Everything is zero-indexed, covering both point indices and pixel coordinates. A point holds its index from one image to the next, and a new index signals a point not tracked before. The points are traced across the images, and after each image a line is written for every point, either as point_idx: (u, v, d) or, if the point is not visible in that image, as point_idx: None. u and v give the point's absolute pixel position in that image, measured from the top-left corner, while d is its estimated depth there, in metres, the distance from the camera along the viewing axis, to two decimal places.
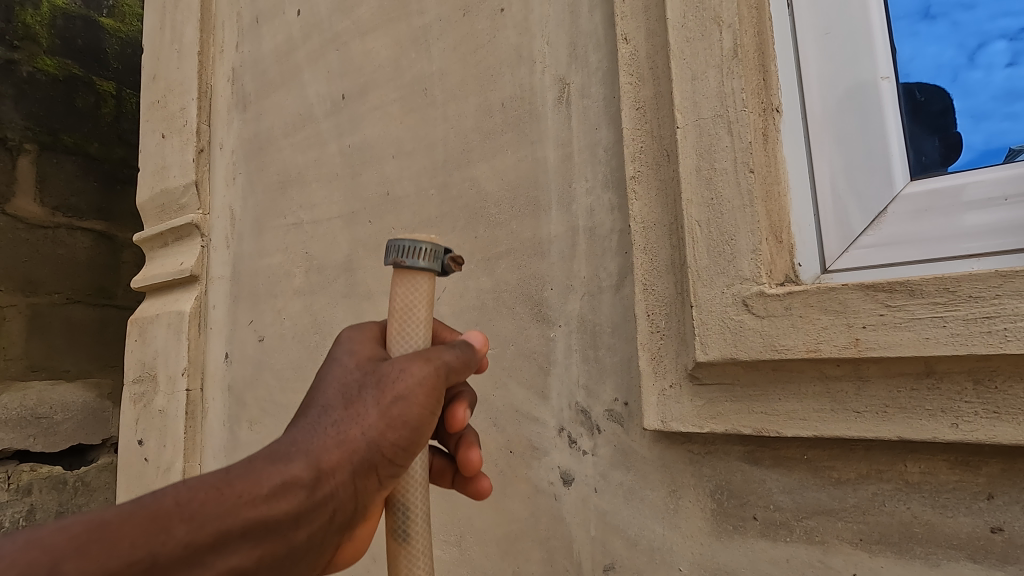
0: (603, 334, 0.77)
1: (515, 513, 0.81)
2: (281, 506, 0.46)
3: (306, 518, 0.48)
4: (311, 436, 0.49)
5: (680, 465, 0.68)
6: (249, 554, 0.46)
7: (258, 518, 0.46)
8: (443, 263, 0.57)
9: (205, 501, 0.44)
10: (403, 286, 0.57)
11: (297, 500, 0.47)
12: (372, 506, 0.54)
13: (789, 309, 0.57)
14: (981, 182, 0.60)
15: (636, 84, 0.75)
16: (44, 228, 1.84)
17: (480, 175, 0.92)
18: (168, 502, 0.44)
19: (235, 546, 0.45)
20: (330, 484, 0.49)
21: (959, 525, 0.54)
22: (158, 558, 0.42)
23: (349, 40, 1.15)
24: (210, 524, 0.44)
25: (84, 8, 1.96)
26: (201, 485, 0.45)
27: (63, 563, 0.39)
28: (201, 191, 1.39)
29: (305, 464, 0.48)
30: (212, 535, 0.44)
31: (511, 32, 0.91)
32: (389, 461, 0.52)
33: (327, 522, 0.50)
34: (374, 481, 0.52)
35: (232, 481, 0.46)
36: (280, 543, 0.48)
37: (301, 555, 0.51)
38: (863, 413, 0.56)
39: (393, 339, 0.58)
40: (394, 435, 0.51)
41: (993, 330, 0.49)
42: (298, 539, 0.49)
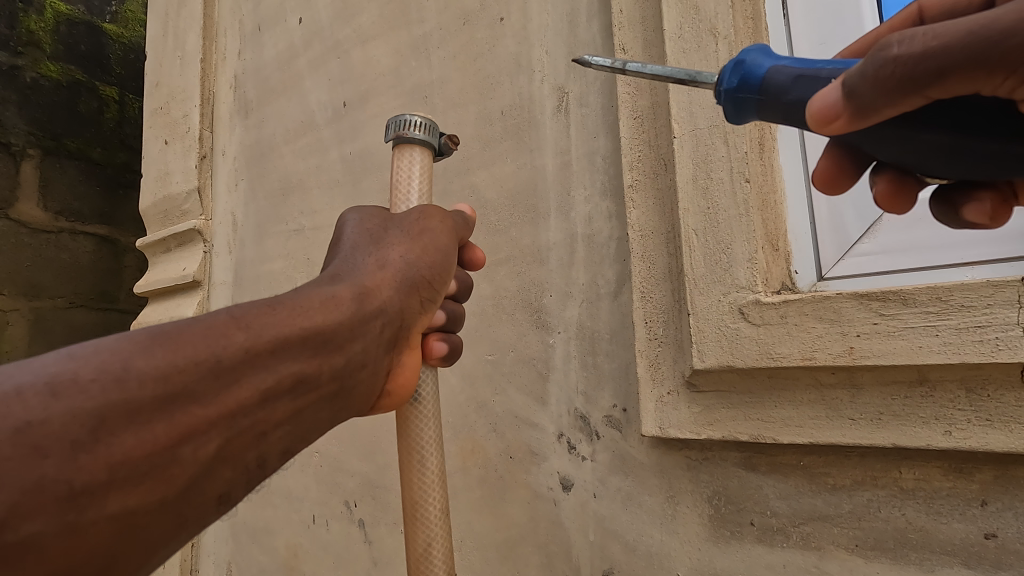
0: (602, 341, 0.78)
1: (515, 519, 0.81)
2: (337, 325, 0.47)
3: (352, 359, 0.48)
4: (355, 276, 0.51)
5: (677, 471, 0.69)
6: (304, 390, 0.45)
7: (316, 336, 0.45)
8: (439, 142, 0.62)
9: (262, 316, 0.44)
10: (403, 160, 0.60)
11: (349, 321, 0.48)
12: (406, 364, 0.56)
13: (785, 317, 0.58)
14: None
15: (634, 94, 0.76)
16: (48, 233, 1.86)
17: (480, 182, 0.93)
18: (222, 319, 0.43)
19: (291, 383, 0.44)
20: (378, 316, 0.50)
21: (953, 531, 0.54)
22: (222, 362, 0.40)
23: (350, 48, 1.16)
24: (269, 335, 0.43)
25: (87, 14, 1.98)
26: (253, 306, 0.45)
27: (130, 363, 0.37)
28: (203, 197, 1.40)
29: (349, 289, 0.49)
30: (272, 347, 0.43)
31: (511, 41, 0.92)
32: (422, 300, 0.55)
33: (370, 367, 0.51)
34: (410, 325, 0.54)
35: (286, 303, 0.46)
36: (332, 372, 0.47)
37: (341, 412, 0.50)
38: (858, 420, 0.56)
39: (397, 198, 0.60)
40: (425, 279, 0.55)
41: (985, 339, 0.49)
42: (344, 385, 0.48)
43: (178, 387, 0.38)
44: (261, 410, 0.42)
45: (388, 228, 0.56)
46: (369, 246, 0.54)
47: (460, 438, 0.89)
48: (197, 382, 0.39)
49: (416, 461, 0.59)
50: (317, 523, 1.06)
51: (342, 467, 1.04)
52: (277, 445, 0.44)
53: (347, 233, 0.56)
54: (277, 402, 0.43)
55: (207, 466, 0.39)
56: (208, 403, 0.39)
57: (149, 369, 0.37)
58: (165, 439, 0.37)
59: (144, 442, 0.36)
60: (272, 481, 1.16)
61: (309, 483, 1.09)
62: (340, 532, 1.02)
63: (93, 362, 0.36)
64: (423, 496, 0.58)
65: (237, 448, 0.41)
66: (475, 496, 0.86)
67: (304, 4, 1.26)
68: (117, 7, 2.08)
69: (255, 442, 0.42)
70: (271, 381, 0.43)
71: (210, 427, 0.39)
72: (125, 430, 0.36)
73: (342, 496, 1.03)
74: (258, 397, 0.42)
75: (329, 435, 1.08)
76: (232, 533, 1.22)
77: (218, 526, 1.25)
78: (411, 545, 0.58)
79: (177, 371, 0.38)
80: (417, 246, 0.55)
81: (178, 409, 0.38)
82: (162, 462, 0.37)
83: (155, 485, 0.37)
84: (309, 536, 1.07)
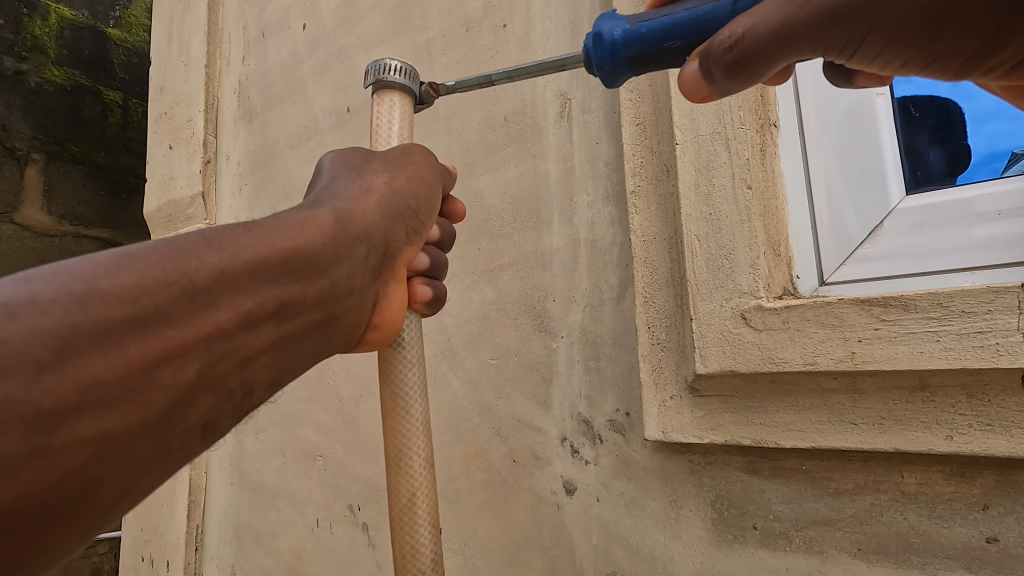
0: (605, 345, 0.78)
1: (518, 522, 0.82)
2: (319, 249, 0.46)
3: (337, 284, 0.47)
4: (334, 202, 0.50)
5: (680, 476, 0.69)
6: (288, 316, 0.44)
7: (297, 260, 0.44)
8: (419, 90, 0.63)
9: (237, 238, 0.42)
10: (382, 105, 0.60)
11: (331, 246, 0.47)
12: (394, 297, 0.55)
13: (787, 323, 0.59)
14: (977, 196, 0.61)
15: (636, 100, 0.76)
16: (51, 237, 1.87)
17: (483, 188, 0.93)
18: (193, 241, 0.41)
19: (275, 307, 0.43)
20: (362, 242, 0.49)
21: (955, 535, 0.55)
22: (196, 284, 0.39)
23: (353, 54, 1.17)
24: (246, 258, 0.42)
25: (91, 19, 2.00)
26: (227, 229, 0.43)
27: (94, 284, 0.35)
28: (207, 202, 1.41)
29: (331, 214, 0.48)
30: (250, 270, 0.42)
31: (513, 48, 0.93)
32: (407, 229, 0.55)
33: (357, 295, 0.50)
34: (395, 253, 0.54)
35: (263, 226, 0.45)
36: (317, 297, 0.46)
37: (326, 345, 0.49)
38: (860, 425, 0.57)
39: (377, 138, 0.60)
40: (410, 209, 0.55)
41: (986, 345, 0.50)
42: (330, 312, 0.47)
43: (148, 308, 0.36)
44: (242, 336, 0.41)
45: (370, 161, 0.55)
46: (352, 175, 0.54)
47: (463, 442, 0.89)
48: (169, 304, 0.37)
49: (400, 410, 0.57)
50: (321, 527, 1.07)
51: (345, 470, 1.05)
52: (262, 372, 0.43)
53: (330, 167, 0.55)
54: (259, 326, 0.42)
55: (187, 391, 0.38)
56: (183, 326, 0.38)
57: (116, 289, 0.36)
58: (138, 362, 0.36)
59: (115, 364, 0.35)
60: (276, 484, 1.17)
61: (313, 487, 1.10)
62: (343, 536, 1.03)
63: (53, 284, 0.34)
64: (407, 446, 0.56)
65: (219, 373, 0.40)
66: (478, 499, 0.86)
67: (308, 11, 1.27)
68: (121, 12, 2.09)
69: (237, 368, 0.41)
70: (251, 304, 0.41)
71: (188, 352, 0.38)
72: (94, 352, 0.34)
73: (346, 499, 1.04)
74: (238, 320, 0.40)
75: (332, 438, 1.08)
76: (236, 536, 1.23)
77: (222, 529, 1.26)
78: (393, 496, 0.56)
79: (146, 292, 0.37)
80: (400, 177, 0.55)
81: (151, 331, 0.36)
82: (138, 386, 0.35)
83: (131, 409, 0.35)
84: (313, 539, 1.07)
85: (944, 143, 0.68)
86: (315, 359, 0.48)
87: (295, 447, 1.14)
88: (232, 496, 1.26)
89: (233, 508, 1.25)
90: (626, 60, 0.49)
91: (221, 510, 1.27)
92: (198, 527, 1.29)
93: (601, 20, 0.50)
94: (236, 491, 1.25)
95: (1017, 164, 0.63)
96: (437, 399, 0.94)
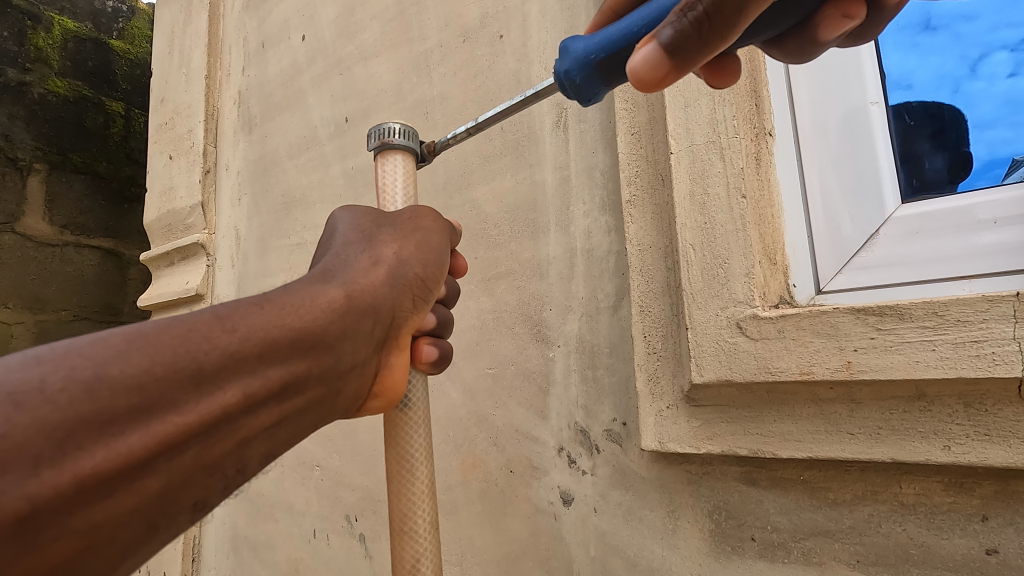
0: (602, 354, 0.78)
1: (515, 533, 0.81)
2: (326, 326, 0.45)
3: (341, 361, 0.47)
4: (347, 275, 0.49)
5: (677, 486, 0.69)
6: (290, 395, 0.43)
7: (303, 339, 0.43)
8: (419, 149, 0.63)
9: (249, 316, 0.42)
10: (386, 165, 0.60)
11: (339, 323, 0.45)
12: (396, 365, 0.54)
13: (782, 332, 0.59)
14: (979, 203, 0.61)
15: (631, 110, 0.77)
16: (53, 246, 1.85)
17: (480, 197, 0.94)
18: (207, 318, 0.41)
19: (278, 387, 0.42)
20: (369, 317, 0.48)
21: (955, 547, 0.54)
22: (203, 368, 0.38)
23: (352, 64, 1.17)
24: (256, 340, 0.41)
25: (94, 30, 2.02)
26: (240, 305, 0.43)
27: (103, 370, 0.35)
28: (207, 212, 1.42)
29: (340, 290, 0.47)
30: (259, 351, 0.41)
31: (510, 58, 0.93)
32: (414, 298, 0.53)
33: (360, 368, 0.49)
34: (401, 326, 0.52)
35: (275, 302, 0.44)
36: (321, 374, 0.45)
37: (324, 419, 0.48)
38: (857, 435, 0.56)
39: (384, 199, 0.60)
40: (418, 278, 0.53)
41: (981, 354, 0.49)
42: (331, 388, 0.47)
43: (154, 396, 0.36)
44: (243, 418, 0.41)
45: (381, 227, 0.54)
46: (363, 243, 0.52)
47: (461, 452, 0.89)
48: (175, 390, 0.37)
49: (405, 475, 0.56)
50: (318, 538, 1.06)
51: (342, 480, 1.05)
52: (259, 450, 0.43)
53: (343, 234, 0.53)
54: (260, 409, 0.41)
55: (183, 477, 0.38)
56: (186, 411, 0.37)
57: (124, 376, 0.35)
58: (139, 449, 0.35)
59: (115, 454, 0.34)
60: (274, 494, 1.16)
61: (310, 497, 1.09)
62: (340, 547, 1.02)
63: (62, 368, 0.34)
64: (411, 510, 0.56)
65: (216, 455, 0.39)
66: (475, 510, 0.86)
67: (308, 22, 1.28)
68: (123, 24, 2.12)
69: (234, 448, 0.41)
70: (257, 386, 0.41)
71: (189, 438, 0.37)
72: (95, 443, 0.34)
73: (343, 509, 1.03)
74: (241, 403, 0.40)
75: (330, 448, 1.08)
76: (233, 547, 1.22)
77: (220, 540, 1.25)
78: (398, 563, 0.56)
79: (154, 379, 0.36)
80: (410, 245, 0.53)
81: (154, 420, 0.36)
82: (137, 473, 0.35)
83: (127, 497, 0.35)
84: (311, 550, 1.07)
85: (946, 148, 0.67)
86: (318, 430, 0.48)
87: (292, 457, 1.14)
88: (230, 506, 1.25)
89: (230, 518, 1.24)
90: (596, 71, 0.48)
91: (219, 521, 1.27)
92: (196, 538, 1.28)
93: (563, 44, 0.50)
94: (234, 501, 1.24)
95: (1018, 171, 0.62)
96: (434, 409, 0.94)
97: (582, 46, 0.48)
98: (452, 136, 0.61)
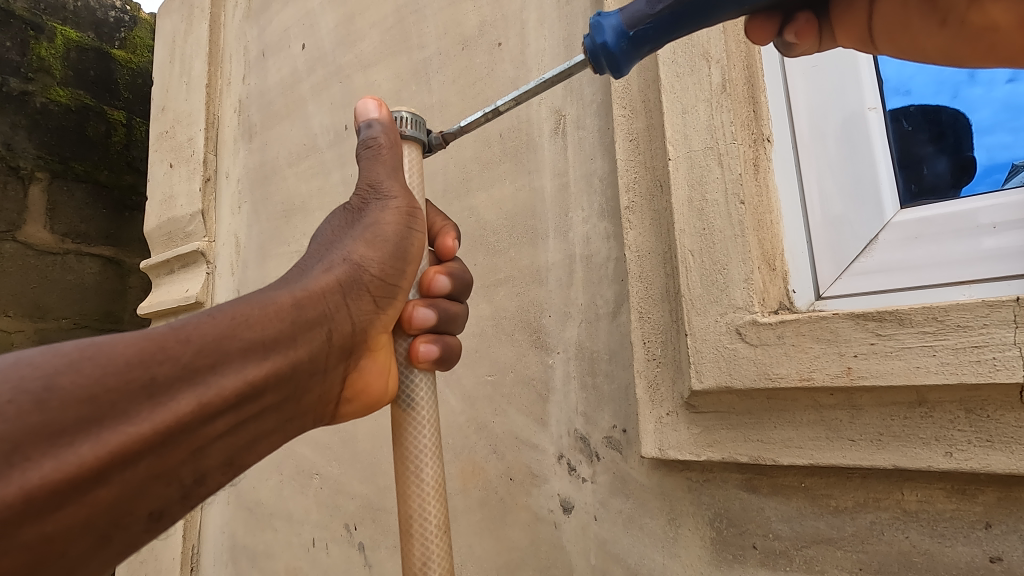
0: (601, 361, 0.78)
1: (515, 542, 0.80)
2: (278, 334, 0.46)
3: (298, 367, 0.48)
4: (300, 282, 0.50)
5: (677, 494, 0.68)
6: (248, 403, 0.44)
7: (255, 347, 0.44)
8: (428, 138, 0.61)
9: (200, 328, 0.43)
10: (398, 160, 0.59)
11: (290, 331, 0.47)
12: (369, 369, 0.56)
13: (782, 338, 0.58)
14: (983, 207, 0.60)
15: (629, 117, 0.77)
16: (54, 254, 1.85)
17: (479, 205, 0.94)
18: (160, 331, 0.42)
19: (234, 397, 0.43)
20: (322, 323, 0.49)
21: (958, 555, 0.54)
22: (156, 379, 0.39)
23: (351, 73, 1.18)
24: (208, 350, 0.42)
25: (96, 40, 2.04)
26: (192, 318, 0.44)
27: (53, 381, 0.35)
28: (207, 219, 1.42)
29: (289, 295, 0.48)
30: (211, 362, 0.42)
31: (509, 66, 0.94)
32: (376, 301, 0.54)
33: (320, 375, 0.50)
34: (364, 329, 0.53)
35: (226, 312, 0.45)
36: (278, 382, 0.46)
37: (287, 426, 0.49)
38: (858, 441, 0.56)
39: None
40: (378, 282, 0.54)
41: (982, 359, 0.49)
42: (290, 395, 0.48)
43: (105, 407, 0.36)
44: (200, 427, 0.41)
45: (342, 234, 0.56)
46: (324, 252, 0.54)
47: (461, 459, 0.89)
48: (127, 400, 0.37)
49: (412, 475, 0.56)
50: (317, 547, 1.05)
51: (341, 489, 1.04)
52: (217, 459, 0.43)
53: (313, 249, 0.56)
54: (217, 418, 0.42)
55: (139, 486, 0.38)
56: (138, 421, 0.38)
57: (75, 388, 0.36)
58: (90, 460, 0.35)
59: (65, 464, 0.34)
60: (273, 502, 1.16)
61: (310, 505, 1.09)
62: (339, 556, 1.01)
63: (11, 378, 0.34)
64: (422, 511, 0.55)
65: (172, 463, 0.40)
66: (475, 519, 0.85)
67: (308, 31, 1.29)
68: (125, 34, 2.13)
69: (191, 458, 0.41)
70: (211, 395, 0.41)
71: (142, 448, 0.38)
72: (44, 454, 0.34)
73: (342, 518, 1.02)
74: (196, 412, 0.41)
75: (329, 456, 1.07)
76: (233, 557, 1.21)
77: (219, 550, 1.24)
78: (408, 562, 0.55)
79: (105, 390, 0.37)
80: (370, 246, 0.54)
81: (105, 430, 0.36)
82: (88, 484, 0.36)
83: (78, 509, 0.35)
84: (310, 560, 1.06)
85: (948, 152, 0.66)
86: (281, 439, 0.49)
87: (291, 465, 1.14)
88: (229, 515, 1.24)
89: (228, 528, 1.24)
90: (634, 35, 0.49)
91: (217, 530, 1.26)
92: (195, 547, 1.28)
93: (595, 18, 0.50)
94: (232, 509, 1.24)
95: (1018, 176, 0.62)
96: None
97: (617, 20, 0.48)
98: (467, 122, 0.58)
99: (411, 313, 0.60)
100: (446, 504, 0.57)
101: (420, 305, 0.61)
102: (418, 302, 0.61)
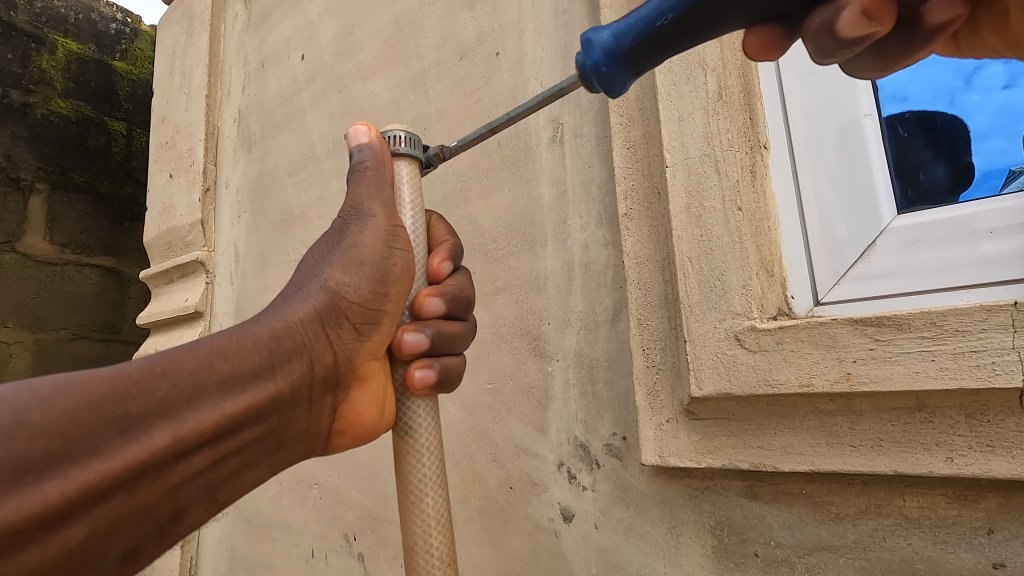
0: (601, 368, 0.77)
1: (515, 551, 0.80)
2: (255, 367, 0.47)
3: (279, 399, 0.49)
4: (278, 313, 0.51)
5: (679, 501, 0.68)
6: (226, 438, 0.46)
7: (232, 381, 0.46)
8: (426, 155, 0.61)
9: (177, 362, 0.44)
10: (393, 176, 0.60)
11: (267, 364, 0.48)
12: (360, 400, 0.57)
13: (781, 344, 0.58)
14: (988, 211, 0.60)
15: (626, 125, 0.78)
16: (53, 265, 1.85)
17: (477, 213, 0.94)
18: (138, 366, 0.43)
19: (211, 431, 0.44)
20: (301, 354, 0.50)
21: (961, 561, 0.53)
22: (130, 414, 0.40)
23: (350, 83, 1.19)
24: (185, 385, 0.43)
25: (97, 52, 2.05)
26: (171, 351, 0.45)
27: (23, 416, 0.36)
28: (206, 229, 1.42)
29: (266, 328, 0.49)
30: (188, 397, 0.43)
31: (506, 75, 0.94)
32: (355, 330, 0.54)
33: (304, 408, 0.52)
34: (349, 359, 0.54)
35: (204, 346, 0.46)
36: (258, 415, 0.47)
37: (271, 458, 0.51)
38: (858, 447, 0.56)
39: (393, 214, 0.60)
40: (359, 308, 0.54)
41: (982, 364, 0.49)
42: (271, 427, 0.49)
43: (76, 442, 0.38)
44: (175, 462, 0.43)
45: (327, 257, 0.55)
46: (309, 278, 0.54)
47: (460, 468, 0.89)
48: (99, 435, 0.39)
49: (414, 505, 0.55)
50: (316, 558, 1.04)
51: (341, 498, 1.03)
52: (194, 494, 0.45)
53: (298, 273, 0.56)
54: (193, 454, 0.44)
55: (110, 524, 0.40)
56: (110, 456, 0.39)
57: (44, 422, 0.37)
58: (57, 497, 0.37)
59: (31, 502, 0.35)
60: (272, 513, 1.15)
61: (309, 515, 1.08)
62: (339, 567, 1.00)
63: None
64: (425, 543, 0.55)
65: (144, 501, 0.41)
66: (475, 528, 0.85)
67: (308, 41, 1.30)
68: (127, 45, 2.15)
69: (167, 494, 0.43)
70: (187, 430, 0.43)
71: (113, 484, 0.39)
72: (10, 493, 0.35)
73: (341, 529, 1.02)
74: (170, 447, 0.42)
75: (328, 465, 1.07)
76: (231, 568, 1.20)
77: (217, 561, 1.24)
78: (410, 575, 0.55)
79: (76, 424, 0.38)
80: (347, 272, 0.54)
81: (74, 465, 0.37)
82: (55, 524, 0.37)
83: (45, 548, 0.37)
84: (309, 571, 1.05)
85: (946, 158, 0.66)
86: (267, 471, 0.51)
87: (290, 476, 1.13)
88: (228, 526, 1.23)
89: (227, 539, 1.23)
90: (625, 60, 0.47)
91: (216, 542, 1.25)
92: (193, 558, 1.27)
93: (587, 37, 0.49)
94: (231, 520, 1.23)
95: (1016, 181, 0.61)
96: None
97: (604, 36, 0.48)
98: (462, 140, 0.59)
99: (401, 340, 0.59)
100: (452, 531, 0.56)
101: (409, 331, 0.59)
102: (408, 326, 0.60)
